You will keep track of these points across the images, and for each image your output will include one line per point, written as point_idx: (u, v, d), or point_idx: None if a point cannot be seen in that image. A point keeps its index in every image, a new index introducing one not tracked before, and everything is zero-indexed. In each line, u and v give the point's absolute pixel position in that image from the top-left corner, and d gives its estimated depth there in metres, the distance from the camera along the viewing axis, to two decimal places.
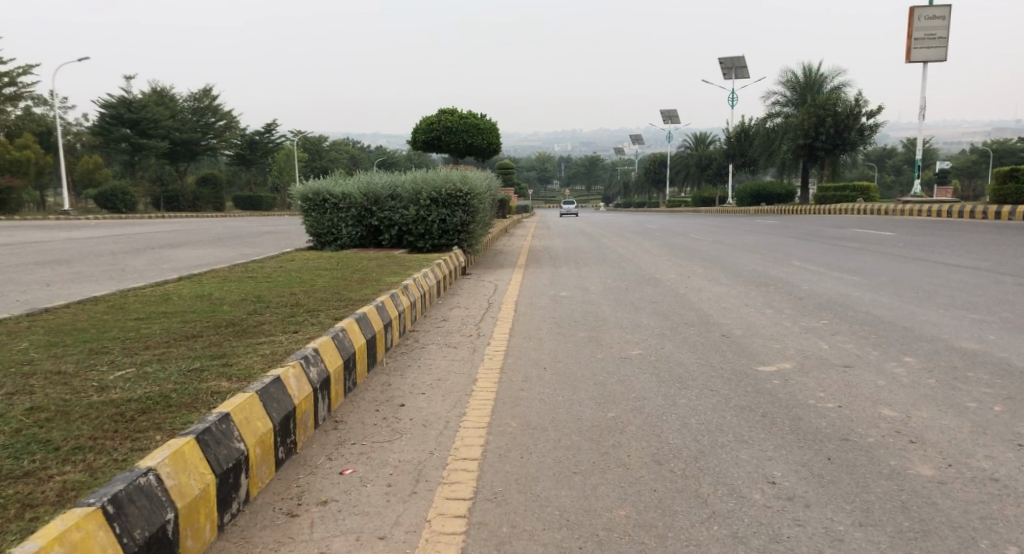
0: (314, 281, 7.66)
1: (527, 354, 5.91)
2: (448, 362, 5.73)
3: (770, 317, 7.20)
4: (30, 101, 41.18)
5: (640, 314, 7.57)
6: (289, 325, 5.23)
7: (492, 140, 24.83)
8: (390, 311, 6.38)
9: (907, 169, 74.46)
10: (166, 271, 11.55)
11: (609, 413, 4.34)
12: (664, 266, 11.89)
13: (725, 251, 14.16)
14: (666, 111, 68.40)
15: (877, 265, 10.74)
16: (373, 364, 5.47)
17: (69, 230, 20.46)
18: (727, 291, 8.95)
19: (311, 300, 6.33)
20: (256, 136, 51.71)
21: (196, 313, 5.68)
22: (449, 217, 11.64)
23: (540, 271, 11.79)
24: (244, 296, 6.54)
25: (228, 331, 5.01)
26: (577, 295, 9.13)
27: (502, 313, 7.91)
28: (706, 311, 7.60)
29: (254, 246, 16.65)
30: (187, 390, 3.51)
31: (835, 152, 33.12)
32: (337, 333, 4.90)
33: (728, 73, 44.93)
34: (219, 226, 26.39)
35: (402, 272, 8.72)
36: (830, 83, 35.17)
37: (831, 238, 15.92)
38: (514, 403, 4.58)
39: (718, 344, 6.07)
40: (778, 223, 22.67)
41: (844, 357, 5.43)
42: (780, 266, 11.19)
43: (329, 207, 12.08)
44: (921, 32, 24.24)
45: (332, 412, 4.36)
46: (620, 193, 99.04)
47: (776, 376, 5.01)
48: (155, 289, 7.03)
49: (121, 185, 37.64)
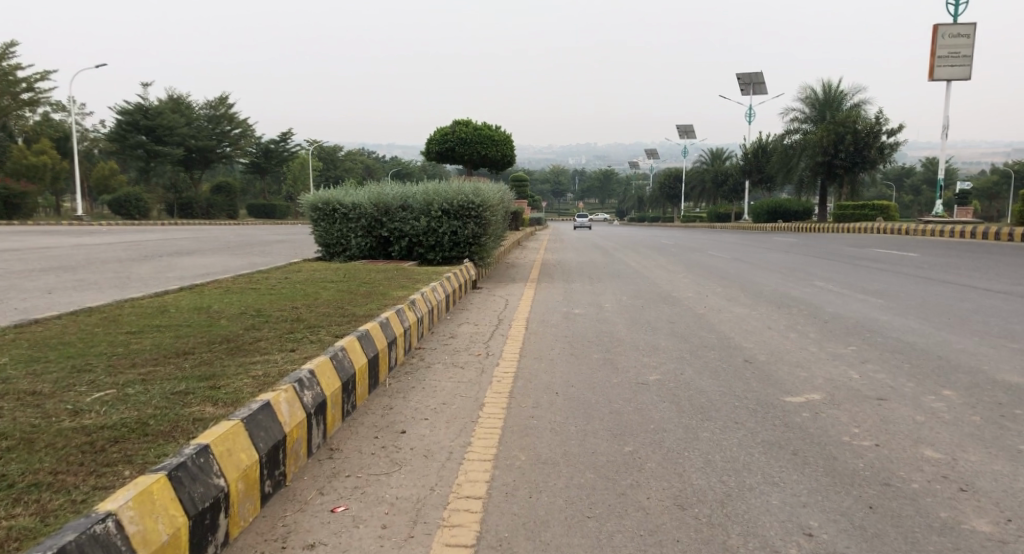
0: (318, 294, 7.40)
1: (537, 377, 5.59)
2: (454, 384, 5.42)
3: (794, 341, 6.84)
4: (49, 107, 41.49)
5: (657, 335, 7.24)
6: (285, 343, 4.94)
7: (506, 152, 24.58)
8: (395, 327, 6.09)
9: (926, 188, 73.55)
10: (172, 280, 11.35)
11: (627, 447, 4.03)
12: (680, 283, 11.55)
13: (743, 269, 13.79)
14: (682, 126, 68.01)
15: (903, 288, 10.34)
16: (374, 386, 5.16)
17: (81, 236, 20.36)
18: (747, 312, 8.58)
19: (313, 315, 6.04)
20: (271, 145, 51.87)
21: (191, 328, 5.40)
22: (460, 229, 11.40)
23: (553, 286, 11.48)
24: (243, 310, 6.26)
25: (221, 349, 4.72)
26: (591, 312, 8.80)
27: (512, 331, 7.60)
28: (726, 334, 7.26)
29: (264, 255, 16.42)
30: (166, 416, 3.22)
31: (854, 170, 32.67)
32: (336, 353, 4.61)
33: (746, 89, 44.62)
34: (230, 233, 26.32)
35: (410, 286, 8.44)
36: (850, 100, 34.78)
37: (852, 258, 15.49)
38: (523, 433, 4.27)
39: (741, 371, 5.73)
40: (796, 241, 22.21)
41: (876, 388, 5.08)
42: (801, 286, 10.82)
43: (339, 217, 11.81)
44: (945, 50, 23.84)
45: (328, 440, 4.06)
46: (634, 208, 98.55)
47: (805, 409, 4.67)
48: (154, 300, 6.78)
49: (136, 192, 37.71)
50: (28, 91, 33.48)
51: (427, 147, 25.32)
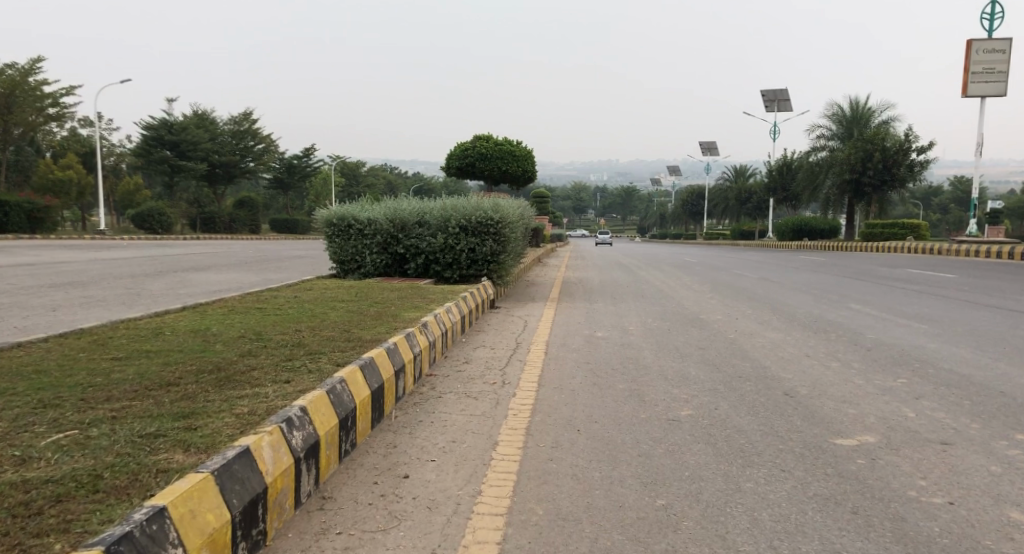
0: (325, 316, 6.98)
1: (557, 411, 5.10)
2: (466, 417, 4.94)
3: (838, 372, 6.29)
4: (75, 122, 41.88)
5: (687, 363, 6.72)
6: (279, 372, 4.48)
7: (527, 168, 24.20)
8: (404, 353, 5.62)
9: (955, 207, 72.16)
10: (182, 297, 11.03)
11: (659, 500, 3.53)
12: (708, 305, 11.00)
13: (774, 289, 13.21)
14: (705, 143, 67.34)
15: (947, 312, 9.74)
16: (378, 420, 4.70)
17: (98, 251, 20.18)
18: (783, 338, 8.02)
19: (315, 340, 5.60)
20: (294, 160, 52.01)
21: (183, 353, 4.98)
22: (478, 246, 10.97)
23: (574, 306, 10.98)
24: (243, 333, 5.84)
25: (209, 379, 4.27)
26: (614, 336, 8.29)
27: (530, 355, 7.12)
28: (762, 362, 6.73)
29: (279, 271, 16.08)
30: (126, 465, 2.77)
31: (883, 188, 31.83)
32: (334, 386, 4.14)
33: (771, 105, 43.98)
34: (249, 248, 26.16)
35: (423, 306, 7.99)
36: (879, 117, 34.07)
37: (888, 279, 14.83)
38: (540, 480, 3.78)
39: (782, 407, 5.19)
40: (826, 260, 21.50)
41: (938, 430, 4.53)
42: (838, 309, 10.23)
43: (354, 234, 11.41)
44: (980, 66, 23.14)
45: (320, 487, 3.61)
46: (655, 224, 97.70)
47: (859, 454, 4.16)
48: (150, 321, 6.38)
49: (158, 207, 37.81)
50: (54, 107, 33.74)
51: (446, 162, 24.98)
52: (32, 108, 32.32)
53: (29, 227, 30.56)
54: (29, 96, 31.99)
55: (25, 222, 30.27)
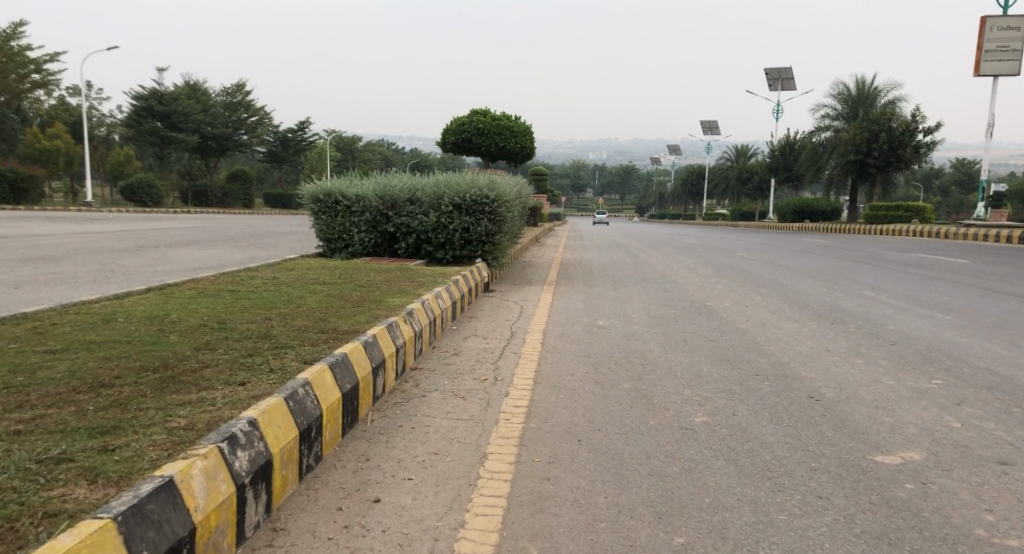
0: (302, 301, 6.36)
1: (554, 416, 4.53)
2: (451, 423, 4.36)
3: (864, 370, 5.72)
4: (64, 92, 40.85)
5: (696, 358, 6.12)
6: (235, 372, 3.87)
7: (526, 144, 23.49)
8: (384, 347, 5.01)
9: (955, 190, 71.45)
10: (158, 275, 10.39)
11: (677, 538, 2.96)
12: (714, 290, 10.41)
13: (783, 274, 12.60)
14: (706, 121, 66.34)
15: (969, 301, 9.17)
16: (350, 425, 4.11)
17: (81, 224, 19.46)
18: (799, 329, 7.42)
19: (286, 332, 4.97)
20: (289, 134, 51.03)
21: (130, 346, 4.34)
22: (473, 225, 10.34)
23: (573, 290, 10.37)
24: (203, 322, 5.17)
25: (151, 380, 3.64)
26: (616, 325, 7.69)
27: (526, 347, 6.53)
28: (779, 357, 6.17)
29: (267, 248, 15.41)
30: (4, 509, 2.19)
31: (888, 170, 31.08)
32: (296, 392, 3.54)
33: (774, 84, 43.06)
34: (237, 223, 25.43)
35: (410, 291, 7.37)
36: (885, 97, 33.20)
37: (899, 264, 14.25)
38: (535, 507, 3.21)
39: (807, 413, 4.61)
40: (830, 243, 20.86)
41: (992, 446, 3.95)
42: (853, 297, 9.65)
43: (341, 210, 10.76)
44: (993, 44, 22.38)
45: (272, 516, 3.02)
46: (655, 203, 96.93)
47: (908, 474, 3.59)
48: (106, 305, 5.74)
49: (149, 178, 36.98)
50: (39, 73, 32.80)
51: (442, 137, 24.20)
52: (15, 75, 31.40)
53: (13, 198, 29.78)
54: (12, 62, 31.05)
55: (8, 192, 29.48)
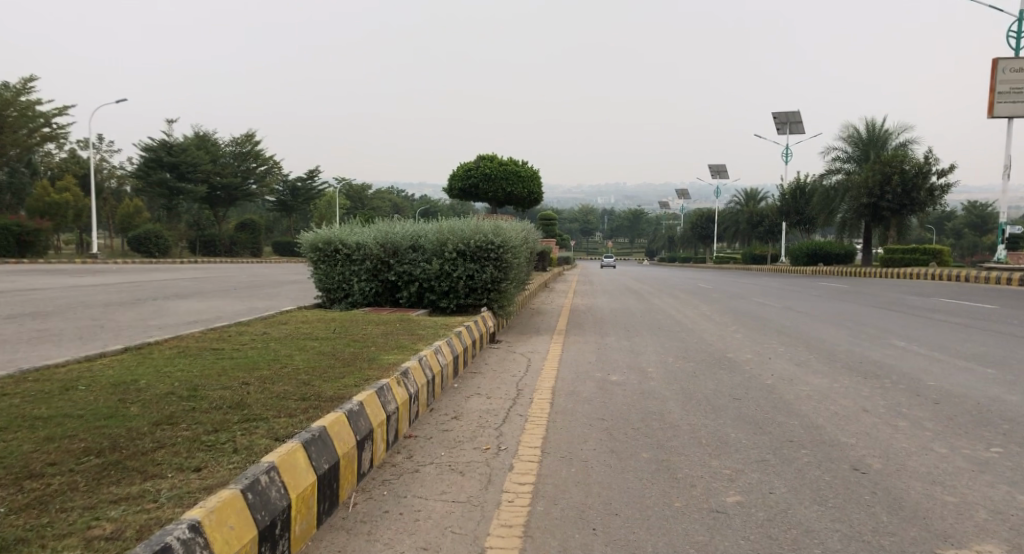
0: (289, 361, 5.84)
1: (565, 496, 3.96)
2: (445, 507, 3.79)
3: (913, 434, 5.11)
4: (76, 145, 41.27)
5: (722, 421, 5.51)
6: (193, 454, 3.34)
7: (533, 189, 23.19)
8: (372, 415, 4.44)
9: (969, 232, 70.77)
10: (149, 330, 9.91)
11: None
12: (733, 340, 9.82)
13: (805, 321, 11.99)
14: (715, 166, 66.30)
15: (1008, 351, 8.55)
16: (329, 512, 3.56)
17: (84, 276, 19.17)
18: (830, 385, 6.83)
19: (264, 400, 4.43)
20: (298, 183, 51.29)
21: (79, 422, 3.78)
22: (478, 273, 9.89)
23: (583, 341, 9.79)
24: (172, 389, 4.62)
25: (91, 466, 3.11)
26: (630, 380, 7.10)
27: (533, 408, 5.94)
28: (812, 420, 5.56)
29: (267, 298, 14.95)
30: None
31: (902, 213, 30.54)
32: (256, 481, 2.99)
33: (783, 128, 42.93)
34: (243, 272, 25.07)
35: (408, 346, 6.84)
36: (897, 139, 32.87)
37: (925, 310, 13.60)
38: None
39: (856, 489, 4.03)
40: (848, 287, 20.21)
41: None
42: (883, 347, 9.04)
43: (340, 259, 10.29)
44: (1007, 86, 22.02)
45: None
46: (665, 247, 96.54)
47: None
48: (71, 370, 5.22)
49: (156, 229, 36.92)
50: (48, 127, 33.04)
51: (448, 183, 23.94)
52: (25, 128, 31.61)
53: (17, 251, 29.61)
54: (21, 115, 31.25)
55: (14, 245, 29.38)
